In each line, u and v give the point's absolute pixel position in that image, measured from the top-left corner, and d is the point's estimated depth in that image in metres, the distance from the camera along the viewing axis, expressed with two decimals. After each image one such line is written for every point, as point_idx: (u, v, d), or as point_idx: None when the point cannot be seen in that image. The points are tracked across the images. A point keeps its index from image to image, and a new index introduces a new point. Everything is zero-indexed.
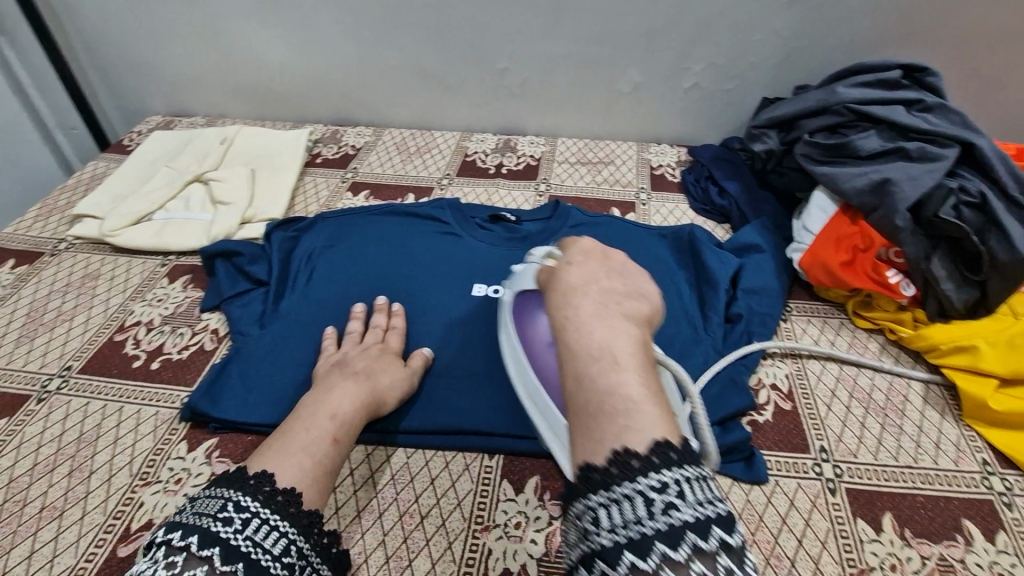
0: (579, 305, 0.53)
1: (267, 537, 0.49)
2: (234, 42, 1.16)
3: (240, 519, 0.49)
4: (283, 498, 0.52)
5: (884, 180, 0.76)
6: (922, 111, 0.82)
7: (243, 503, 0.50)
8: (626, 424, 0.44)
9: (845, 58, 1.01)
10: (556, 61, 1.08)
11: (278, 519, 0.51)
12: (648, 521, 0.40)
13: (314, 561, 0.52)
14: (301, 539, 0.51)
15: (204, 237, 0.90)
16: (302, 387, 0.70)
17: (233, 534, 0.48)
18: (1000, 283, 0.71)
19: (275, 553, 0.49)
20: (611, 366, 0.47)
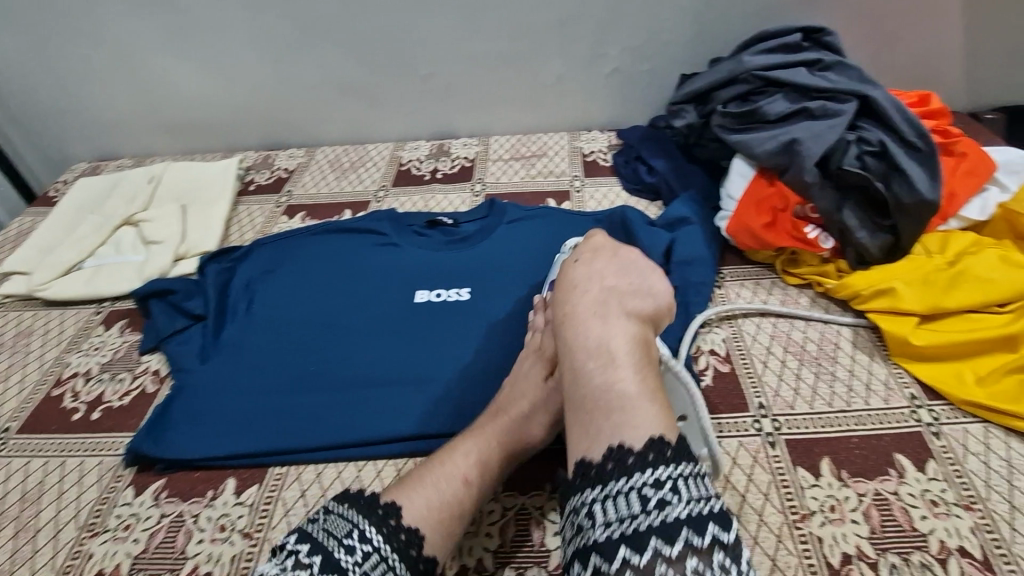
0: (578, 302, 0.59)
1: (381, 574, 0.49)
2: (151, 78, 1.14)
3: (361, 552, 0.49)
4: (405, 538, 0.51)
5: (792, 140, 0.79)
6: (823, 70, 0.85)
7: (367, 536, 0.50)
8: (621, 421, 0.50)
9: (753, 27, 1.04)
10: (477, 61, 1.09)
11: (396, 560, 0.50)
12: (643, 516, 0.45)
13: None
14: None
15: (136, 279, 0.89)
16: (246, 415, 0.70)
17: (353, 565, 0.48)
18: (910, 224, 0.75)
19: None
20: (607, 363, 0.54)
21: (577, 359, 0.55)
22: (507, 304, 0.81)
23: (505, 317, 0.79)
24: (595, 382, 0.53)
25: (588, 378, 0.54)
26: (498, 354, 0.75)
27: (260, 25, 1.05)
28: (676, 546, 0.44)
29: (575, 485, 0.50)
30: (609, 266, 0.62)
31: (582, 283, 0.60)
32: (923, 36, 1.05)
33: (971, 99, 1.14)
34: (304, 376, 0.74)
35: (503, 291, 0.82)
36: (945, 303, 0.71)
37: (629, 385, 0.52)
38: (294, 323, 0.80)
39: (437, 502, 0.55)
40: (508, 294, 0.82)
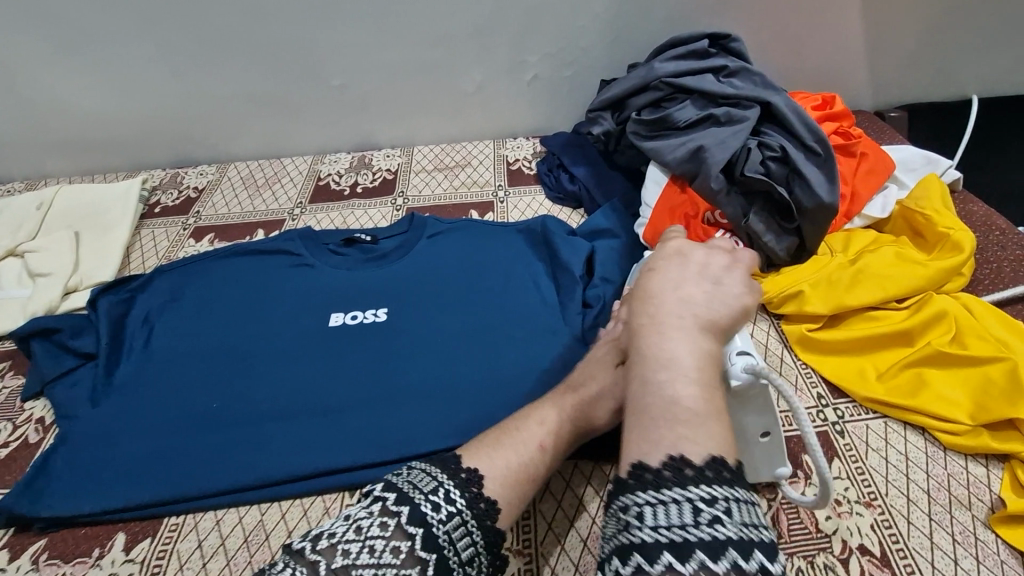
0: (656, 310, 0.52)
1: (461, 535, 0.47)
2: (37, 94, 1.05)
3: (447, 511, 0.48)
4: (484, 508, 0.49)
5: (699, 148, 0.79)
6: (729, 75, 0.87)
7: (451, 496, 0.48)
8: (684, 433, 0.44)
9: (669, 31, 1.05)
10: (392, 70, 1.06)
11: (475, 525, 0.48)
12: (693, 529, 0.40)
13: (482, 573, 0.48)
14: (483, 553, 0.49)
15: (20, 316, 0.82)
16: (140, 463, 0.65)
17: (436, 523, 0.47)
18: (813, 227, 0.77)
19: (461, 556, 0.47)
20: (678, 376, 0.47)
21: (647, 369, 0.49)
22: (428, 325, 0.78)
23: (425, 338, 0.76)
24: (665, 392, 0.47)
25: (654, 391, 0.48)
26: (415, 377, 0.73)
27: (155, 36, 0.99)
28: (721, 568, 0.38)
29: (625, 482, 0.45)
30: (693, 272, 0.55)
31: (666, 291, 0.53)
32: (827, 40, 1.09)
33: (875, 97, 1.19)
34: (209, 415, 0.69)
35: (424, 310, 0.80)
36: (846, 301, 0.73)
37: (697, 400, 0.46)
38: (197, 357, 0.75)
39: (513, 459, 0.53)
40: (428, 313, 0.79)
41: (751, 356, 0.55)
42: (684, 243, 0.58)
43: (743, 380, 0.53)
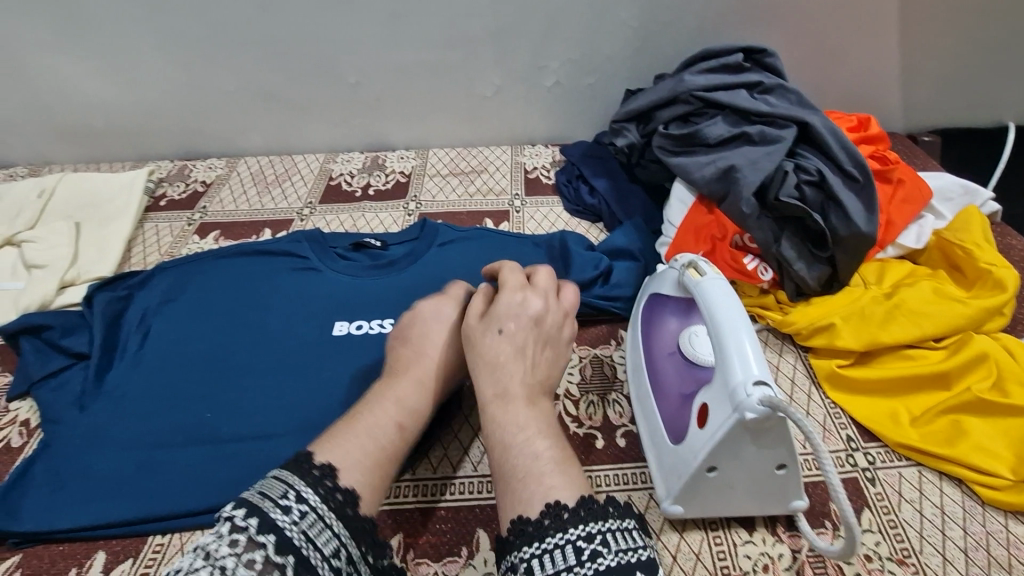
0: (502, 379, 0.54)
1: (321, 534, 0.42)
2: (42, 80, 1.02)
3: (298, 511, 0.42)
4: (342, 497, 0.45)
5: (729, 167, 0.75)
6: (763, 93, 0.83)
7: (303, 494, 0.43)
8: (551, 484, 0.46)
9: (697, 43, 1.02)
10: (408, 70, 1.02)
11: (334, 518, 0.43)
12: (578, 568, 0.40)
13: (359, 567, 0.44)
14: (351, 543, 0.43)
15: (13, 310, 0.78)
16: (126, 476, 0.62)
17: (289, 524, 0.41)
18: (846, 257, 0.73)
19: (326, 552, 0.41)
20: (532, 435, 0.50)
21: (507, 432, 0.51)
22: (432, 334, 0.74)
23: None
24: (525, 451, 0.49)
25: (514, 451, 0.49)
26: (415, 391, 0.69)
27: (165, 25, 0.96)
28: None
29: (508, 542, 0.44)
30: (536, 333, 0.58)
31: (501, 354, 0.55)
32: (862, 58, 1.05)
33: (907, 121, 1.15)
34: (200, 424, 0.66)
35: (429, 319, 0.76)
36: (880, 338, 0.69)
37: (553, 453, 0.49)
38: (191, 362, 0.72)
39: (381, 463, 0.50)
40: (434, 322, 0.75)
41: (769, 384, 0.49)
42: (528, 294, 0.60)
43: (760, 413, 0.48)
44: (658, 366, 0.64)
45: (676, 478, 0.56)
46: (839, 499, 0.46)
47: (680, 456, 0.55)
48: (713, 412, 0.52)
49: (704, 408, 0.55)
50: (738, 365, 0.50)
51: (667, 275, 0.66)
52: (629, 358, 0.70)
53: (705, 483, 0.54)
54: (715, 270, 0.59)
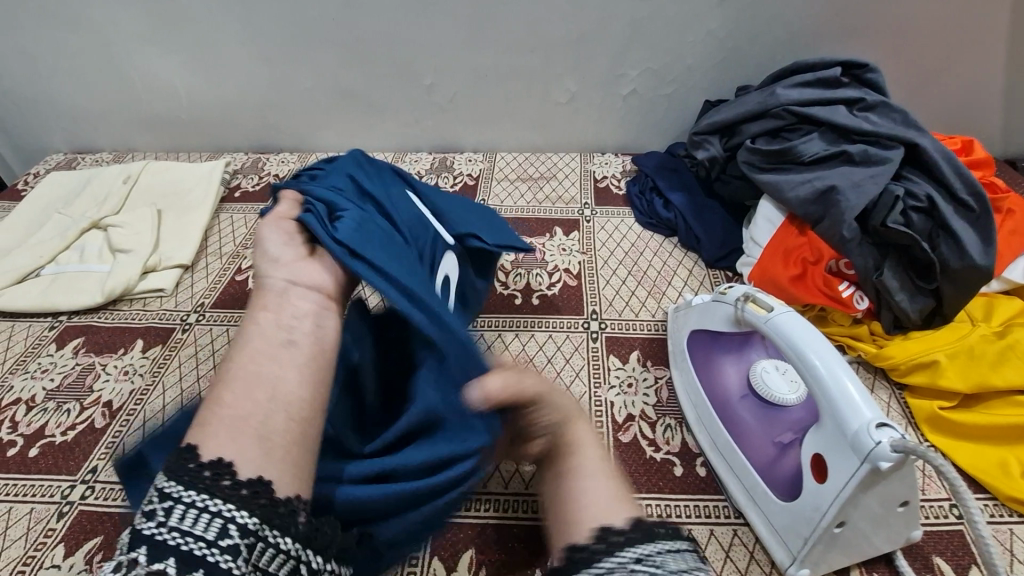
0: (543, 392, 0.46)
1: (193, 528, 0.32)
2: (132, 70, 1.05)
3: (159, 511, 0.33)
4: (221, 476, 0.34)
5: (829, 188, 0.71)
6: (864, 110, 0.78)
7: (161, 489, 0.33)
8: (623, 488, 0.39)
9: (786, 55, 0.97)
10: (485, 73, 1.02)
11: (208, 497, 0.33)
12: None
13: (275, 543, 0.33)
14: (242, 514, 0.33)
15: (99, 293, 0.80)
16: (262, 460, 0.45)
17: (150, 530, 0.32)
18: (954, 290, 0.67)
19: (209, 539, 0.32)
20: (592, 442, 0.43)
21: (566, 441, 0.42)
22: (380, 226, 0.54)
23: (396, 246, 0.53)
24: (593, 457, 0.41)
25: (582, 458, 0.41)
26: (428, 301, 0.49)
27: (251, 23, 0.97)
28: None
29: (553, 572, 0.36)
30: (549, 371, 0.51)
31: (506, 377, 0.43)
32: (964, 77, 0.98)
33: (1007, 145, 1.07)
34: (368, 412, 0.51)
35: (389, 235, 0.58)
36: (993, 381, 0.63)
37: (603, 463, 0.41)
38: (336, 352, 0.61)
39: (275, 424, 0.37)
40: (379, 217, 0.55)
41: (891, 427, 0.46)
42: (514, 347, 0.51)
43: (894, 461, 0.45)
44: (732, 413, 0.60)
45: (799, 538, 0.51)
46: (981, 543, 0.44)
47: (798, 515, 0.51)
48: (831, 462, 0.49)
49: (816, 459, 0.51)
50: (848, 410, 0.48)
51: (718, 312, 0.63)
52: (686, 406, 0.66)
53: (829, 540, 0.50)
54: (780, 302, 0.57)
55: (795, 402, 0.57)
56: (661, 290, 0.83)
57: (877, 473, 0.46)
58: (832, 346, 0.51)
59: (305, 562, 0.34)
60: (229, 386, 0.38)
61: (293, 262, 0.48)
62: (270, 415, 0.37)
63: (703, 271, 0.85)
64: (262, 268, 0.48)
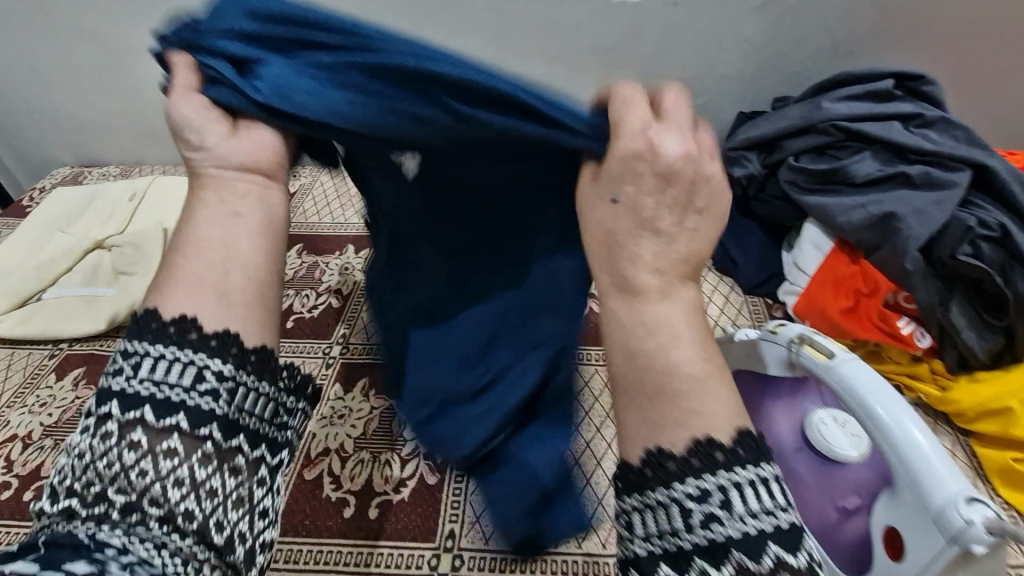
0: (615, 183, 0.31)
1: (164, 373, 0.31)
2: (138, 80, 1.01)
3: (130, 364, 0.32)
4: (174, 329, 0.32)
5: (888, 215, 0.66)
6: (920, 126, 0.72)
7: (129, 348, 0.32)
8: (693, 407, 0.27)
9: (827, 65, 0.91)
10: None
11: (181, 351, 0.32)
12: (688, 537, 0.26)
13: (245, 381, 0.32)
14: (213, 362, 0.32)
15: (100, 319, 0.76)
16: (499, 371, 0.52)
17: (123, 381, 0.31)
18: None
19: (184, 386, 0.31)
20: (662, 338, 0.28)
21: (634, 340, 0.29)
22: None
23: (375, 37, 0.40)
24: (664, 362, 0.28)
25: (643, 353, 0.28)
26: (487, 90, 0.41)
27: None
28: None
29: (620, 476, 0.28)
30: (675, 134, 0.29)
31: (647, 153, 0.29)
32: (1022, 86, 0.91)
33: None
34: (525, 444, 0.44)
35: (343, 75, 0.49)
36: None
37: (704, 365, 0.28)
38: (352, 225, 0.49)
39: (237, 283, 0.33)
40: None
41: (984, 502, 0.40)
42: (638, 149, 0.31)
43: (989, 545, 0.39)
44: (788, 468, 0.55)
45: None
46: None
47: None
48: (912, 537, 0.44)
49: (892, 530, 0.46)
50: (928, 483, 0.42)
51: (768, 353, 0.56)
52: None
53: None
54: (839, 347, 0.51)
55: (857, 460, 0.51)
56: None
57: (969, 555, 0.40)
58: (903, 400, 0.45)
59: (281, 400, 0.34)
60: (180, 256, 0.34)
61: (219, 123, 0.36)
62: (229, 275, 0.33)
63: (740, 299, 0.79)
64: (178, 120, 0.35)
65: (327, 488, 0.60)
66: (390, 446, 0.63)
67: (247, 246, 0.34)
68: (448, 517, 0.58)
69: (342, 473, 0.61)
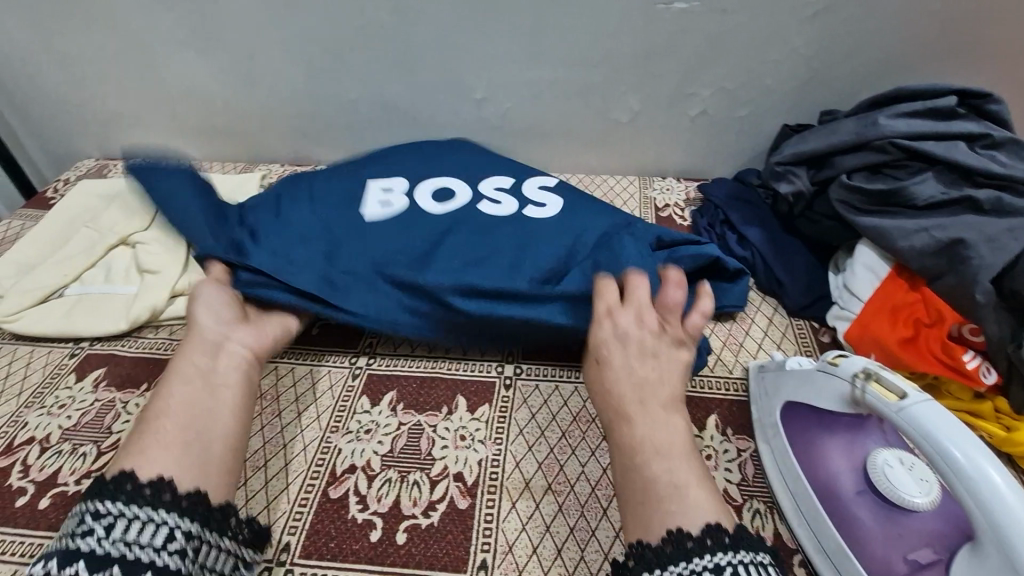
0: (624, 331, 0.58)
1: (132, 533, 0.44)
2: (165, 75, 1.00)
3: (102, 527, 0.43)
4: (150, 491, 0.46)
5: (955, 241, 0.63)
6: (988, 147, 0.69)
7: (102, 509, 0.44)
8: (670, 509, 0.46)
9: (881, 80, 0.87)
10: (541, 89, 0.94)
11: (159, 513, 0.45)
12: None
13: (209, 538, 0.47)
14: (183, 522, 0.46)
15: (123, 318, 0.74)
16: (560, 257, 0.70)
17: (96, 543, 0.43)
18: None
19: (156, 544, 0.44)
20: (653, 455, 0.50)
21: (631, 459, 0.50)
22: (386, 227, 0.72)
23: (419, 231, 0.72)
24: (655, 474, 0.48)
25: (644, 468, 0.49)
26: (534, 261, 0.69)
27: (294, 27, 0.91)
28: None
29: (656, 548, 0.44)
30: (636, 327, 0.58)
31: (633, 331, 0.58)
32: None
33: None
34: (512, 194, 0.79)
35: (365, 195, 0.77)
36: None
37: (690, 479, 0.48)
38: (403, 180, 0.79)
39: (209, 449, 0.52)
40: (357, 223, 0.72)
41: None
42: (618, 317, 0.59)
43: None
44: (846, 510, 0.51)
45: None
46: None
47: None
48: None
49: None
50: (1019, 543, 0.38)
51: (826, 386, 0.53)
52: (775, 482, 0.57)
53: None
54: (911, 385, 0.47)
55: (927, 507, 0.48)
56: (738, 341, 0.73)
57: None
58: (977, 440, 0.42)
59: (233, 552, 0.49)
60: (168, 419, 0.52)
61: (231, 325, 0.62)
62: (209, 434, 0.53)
63: (785, 321, 0.76)
64: (194, 330, 0.61)
65: (354, 507, 0.57)
66: (419, 466, 0.61)
67: (215, 415, 0.54)
68: (480, 545, 0.55)
69: (369, 492, 0.58)
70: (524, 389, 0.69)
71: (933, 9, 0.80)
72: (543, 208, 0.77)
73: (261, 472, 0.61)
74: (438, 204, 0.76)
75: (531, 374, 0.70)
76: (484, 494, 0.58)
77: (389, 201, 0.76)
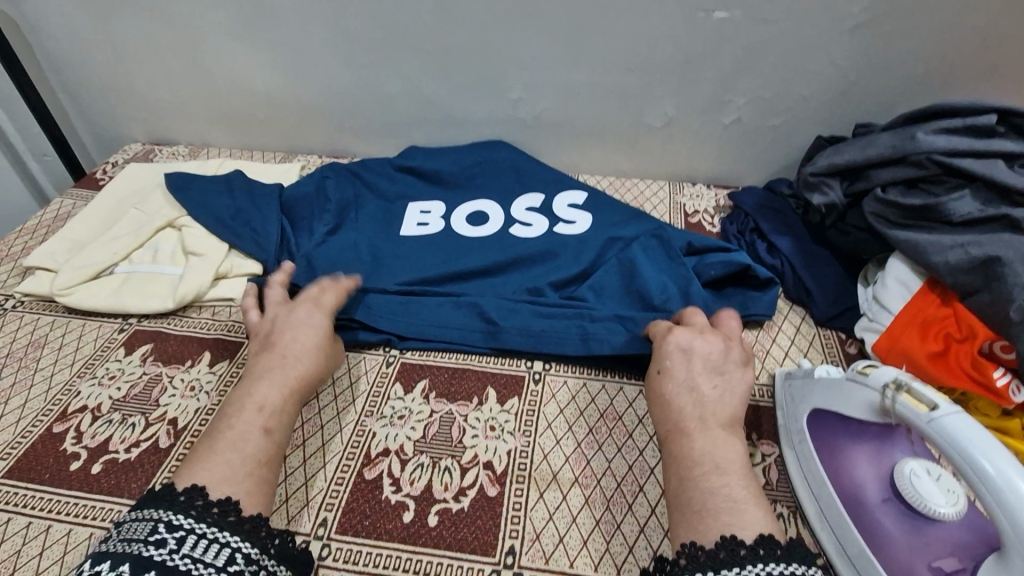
0: (691, 347, 0.60)
1: (200, 549, 0.44)
2: (212, 65, 1.03)
3: (174, 539, 0.44)
4: (219, 511, 0.47)
5: (990, 258, 0.63)
6: None
7: (175, 522, 0.45)
8: (730, 521, 0.46)
9: (919, 95, 0.87)
10: (577, 92, 0.95)
11: (224, 533, 0.45)
12: None
13: (268, 565, 0.46)
14: (246, 544, 0.46)
15: (170, 298, 0.78)
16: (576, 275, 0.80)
17: (167, 556, 0.43)
18: None
19: (218, 565, 0.43)
20: (714, 470, 0.51)
21: (683, 468, 0.52)
22: (419, 243, 0.86)
23: (452, 246, 0.86)
24: (703, 486, 0.50)
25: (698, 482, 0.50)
26: (550, 272, 0.80)
27: (339, 24, 0.93)
28: None
29: (710, 552, 0.45)
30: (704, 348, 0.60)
31: (696, 347, 0.60)
32: None
33: None
34: (543, 213, 0.90)
35: (405, 218, 0.91)
36: None
37: (736, 489, 0.49)
38: (441, 205, 0.92)
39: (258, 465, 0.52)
40: (402, 241, 0.86)
41: None
42: (681, 335, 0.61)
43: None
44: (871, 516, 0.52)
45: None
46: None
47: None
48: None
49: None
50: None
51: (856, 396, 0.54)
52: (800, 487, 0.57)
53: None
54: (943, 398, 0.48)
55: (953, 516, 0.49)
56: (764, 348, 0.74)
57: None
58: (1001, 447, 0.43)
59: None
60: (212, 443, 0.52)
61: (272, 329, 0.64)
62: (252, 445, 0.53)
63: (812, 330, 0.76)
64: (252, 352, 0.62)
65: (387, 489, 0.60)
66: (450, 453, 0.63)
67: (254, 428, 0.54)
68: (508, 532, 0.56)
69: (402, 475, 0.61)
70: (553, 384, 0.70)
71: (976, 25, 0.80)
72: (573, 224, 0.88)
73: (298, 450, 0.63)
74: (471, 228, 0.89)
75: (561, 369, 0.72)
76: (513, 482, 0.60)
77: (427, 222, 0.90)
